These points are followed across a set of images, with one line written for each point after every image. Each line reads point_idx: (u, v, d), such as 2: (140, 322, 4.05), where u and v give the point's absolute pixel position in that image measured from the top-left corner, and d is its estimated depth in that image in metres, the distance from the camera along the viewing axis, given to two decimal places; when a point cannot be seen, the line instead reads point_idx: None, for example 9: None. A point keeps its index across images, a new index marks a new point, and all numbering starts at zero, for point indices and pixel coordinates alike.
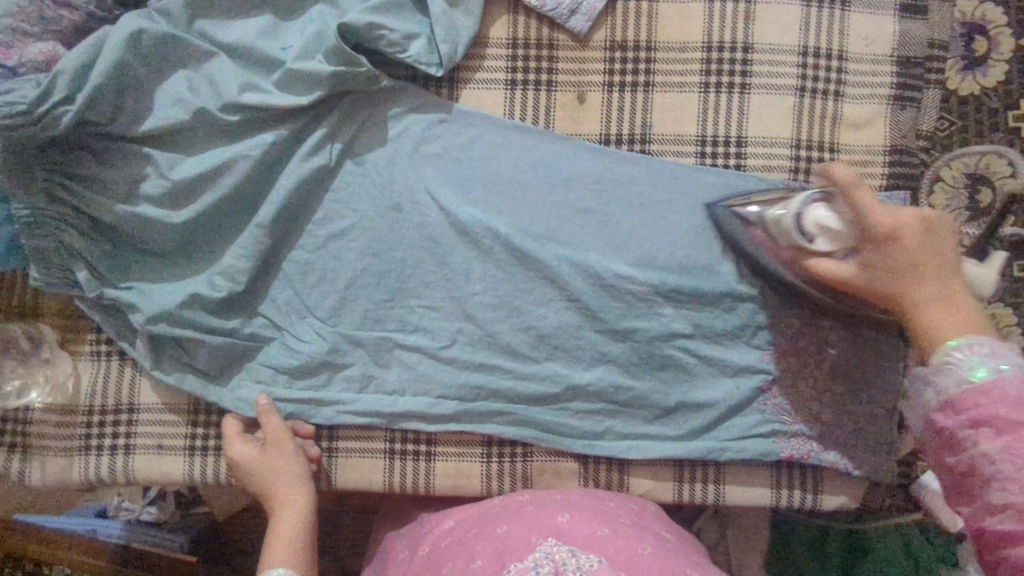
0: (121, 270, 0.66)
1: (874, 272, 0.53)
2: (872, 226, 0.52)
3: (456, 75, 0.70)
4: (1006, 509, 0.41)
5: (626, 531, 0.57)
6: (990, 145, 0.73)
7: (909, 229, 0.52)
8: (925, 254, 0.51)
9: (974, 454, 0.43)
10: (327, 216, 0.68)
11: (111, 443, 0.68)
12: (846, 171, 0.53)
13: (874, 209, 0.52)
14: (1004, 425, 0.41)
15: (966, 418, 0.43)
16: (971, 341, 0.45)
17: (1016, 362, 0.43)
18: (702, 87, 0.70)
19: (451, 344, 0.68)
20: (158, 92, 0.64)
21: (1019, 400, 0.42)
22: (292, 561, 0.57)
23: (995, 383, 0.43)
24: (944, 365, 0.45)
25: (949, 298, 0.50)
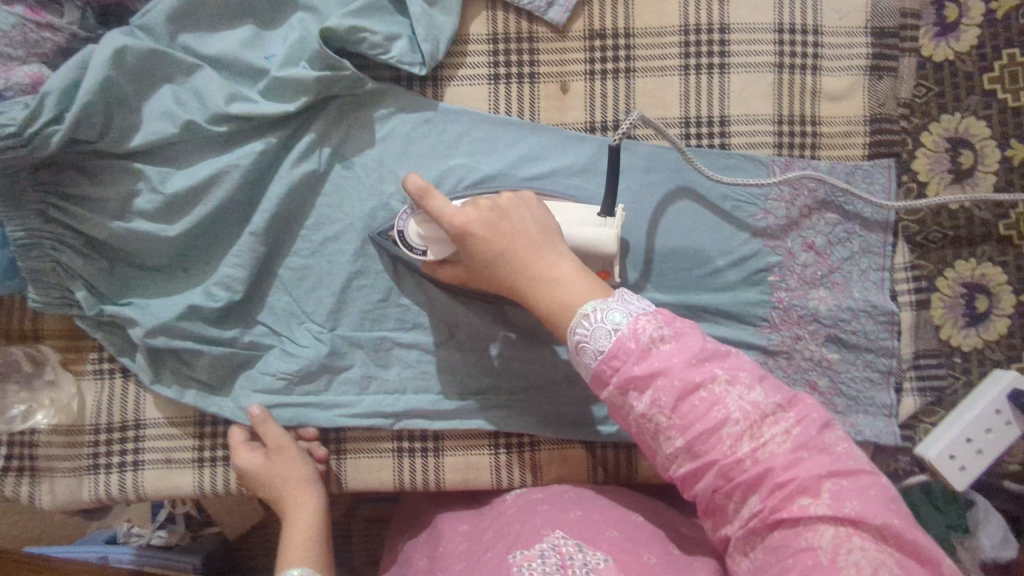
0: (120, 287, 0.66)
1: (476, 268, 0.56)
2: (447, 227, 0.55)
3: (439, 73, 0.71)
4: (679, 454, 0.45)
5: (633, 526, 0.58)
6: (967, 109, 0.74)
7: (475, 224, 0.54)
8: (502, 243, 0.54)
9: (636, 414, 0.46)
10: (319, 221, 0.69)
11: (120, 460, 0.68)
12: (414, 180, 0.55)
13: (443, 213, 0.55)
14: (643, 380, 0.45)
15: (616, 387, 0.46)
16: (596, 302, 0.48)
17: (625, 312, 0.47)
18: (682, 70, 0.71)
19: (450, 339, 0.69)
20: (145, 107, 0.64)
21: (640, 353, 0.45)
22: (307, 558, 0.57)
23: (617, 344, 0.46)
24: (579, 346, 0.47)
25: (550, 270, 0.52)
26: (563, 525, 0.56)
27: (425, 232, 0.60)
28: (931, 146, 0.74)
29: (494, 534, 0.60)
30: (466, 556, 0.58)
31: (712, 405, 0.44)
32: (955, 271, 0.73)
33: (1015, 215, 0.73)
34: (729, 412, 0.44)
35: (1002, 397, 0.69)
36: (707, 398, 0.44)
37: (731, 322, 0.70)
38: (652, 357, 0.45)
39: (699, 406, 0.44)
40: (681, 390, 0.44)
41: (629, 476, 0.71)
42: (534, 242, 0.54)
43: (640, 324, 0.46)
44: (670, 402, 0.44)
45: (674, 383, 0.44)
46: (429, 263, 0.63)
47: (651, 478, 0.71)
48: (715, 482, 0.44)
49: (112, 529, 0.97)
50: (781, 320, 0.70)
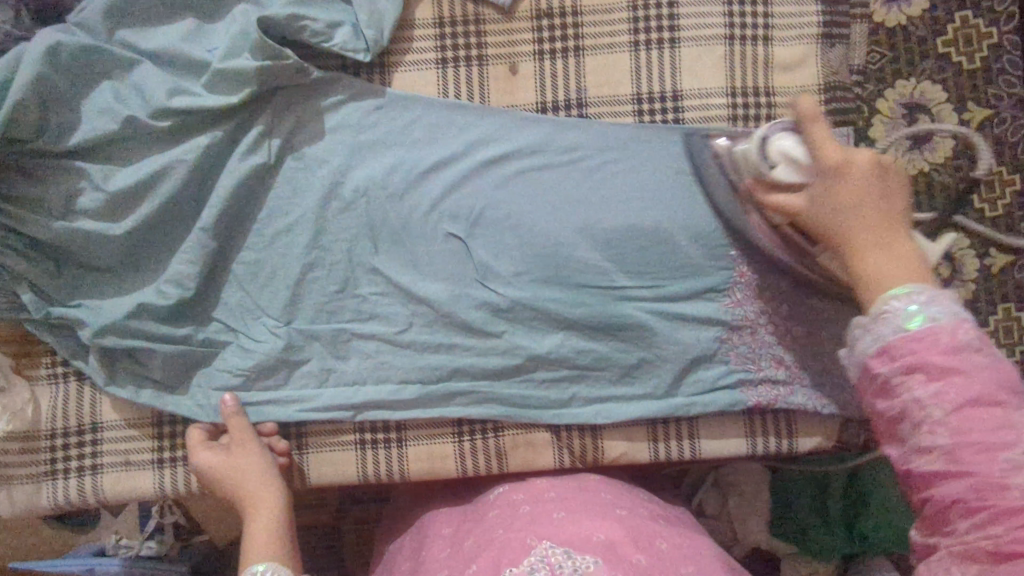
0: (69, 289, 0.65)
1: (824, 203, 0.57)
2: (829, 157, 0.57)
3: (386, 59, 0.70)
4: (933, 452, 0.43)
5: (620, 524, 0.57)
6: (922, 74, 0.73)
7: (859, 162, 0.56)
8: (874, 195, 0.56)
9: (906, 400, 0.44)
10: (270, 214, 0.68)
11: (78, 464, 0.68)
12: (808, 104, 0.57)
13: (829, 141, 0.57)
14: (937, 371, 0.43)
15: (899, 365, 0.45)
16: (915, 288, 0.48)
17: (947, 310, 0.45)
18: (632, 45, 0.70)
19: (408, 328, 0.68)
20: (84, 105, 0.63)
21: (950, 347, 0.44)
22: (274, 558, 0.57)
23: (929, 331, 0.45)
24: (885, 314, 0.47)
25: (887, 242, 0.54)
26: (550, 533, 0.54)
27: (788, 155, 0.59)
28: (887, 113, 0.74)
29: (479, 541, 0.58)
30: (455, 564, 0.56)
31: (1008, 427, 0.41)
32: None
33: (975, 178, 0.73)
34: (1019, 440, 0.41)
35: None
36: (998, 416, 0.41)
37: (695, 299, 0.69)
38: (960, 356, 0.43)
39: (985, 419, 0.41)
40: (976, 397, 0.42)
41: (596, 458, 0.70)
42: (888, 212, 0.55)
43: (961, 325, 0.44)
44: (955, 401, 0.42)
45: (975, 387, 0.42)
46: (764, 187, 0.63)
47: (618, 459, 0.70)
48: (960, 491, 0.41)
49: (101, 542, 0.94)
50: (744, 296, 0.69)
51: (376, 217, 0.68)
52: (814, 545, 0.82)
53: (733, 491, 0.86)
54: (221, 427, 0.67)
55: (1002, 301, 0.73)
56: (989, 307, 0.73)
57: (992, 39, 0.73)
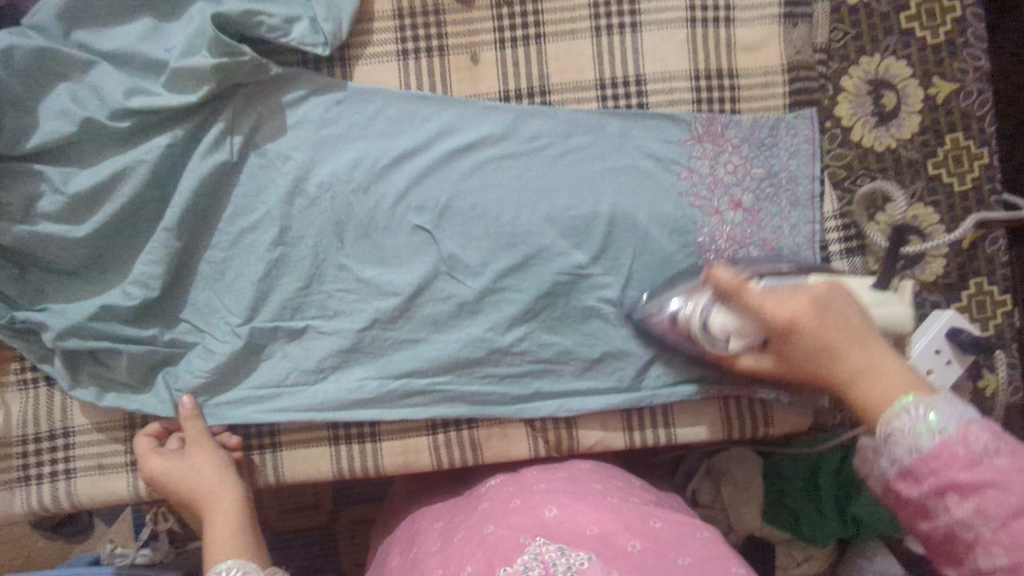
0: (33, 293, 0.66)
1: (794, 363, 0.53)
2: (771, 320, 0.53)
3: (346, 53, 0.70)
4: (998, 573, 0.37)
5: (611, 516, 0.54)
6: (887, 50, 0.73)
7: (802, 310, 0.52)
8: (834, 332, 0.50)
9: (948, 521, 0.39)
10: (234, 213, 0.68)
11: (51, 469, 0.67)
12: (726, 275, 0.57)
13: (762, 304, 0.54)
14: (968, 486, 0.38)
15: (929, 487, 0.40)
16: (914, 399, 0.43)
17: (952, 414, 0.40)
18: (593, 31, 0.70)
19: (371, 325, 0.67)
20: (41, 108, 0.63)
21: (973, 459, 0.39)
22: (240, 551, 0.56)
23: (943, 446, 0.40)
24: (892, 437, 0.42)
25: (874, 368, 0.48)
26: (543, 530, 0.51)
27: (728, 325, 0.59)
28: (852, 90, 0.74)
29: (464, 541, 0.54)
30: (444, 563, 0.53)
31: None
32: (887, 214, 0.73)
33: (943, 152, 0.73)
34: None
35: (941, 336, 0.68)
36: None
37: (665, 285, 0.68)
38: (982, 466, 0.38)
39: None
40: (1019, 509, 0.37)
41: (572, 447, 0.69)
42: (860, 331, 0.50)
43: (972, 431, 0.39)
44: (1001, 517, 0.37)
45: (1011, 499, 0.37)
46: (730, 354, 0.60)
47: (593, 447, 0.70)
48: None
49: (95, 551, 0.93)
50: None
51: (341, 211, 0.68)
52: (808, 532, 0.81)
53: (725, 478, 0.85)
54: (170, 428, 0.66)
55: (974, 275, 0.73)
56: (961, 281, 0.73)
57: (956, 12, 0.73)
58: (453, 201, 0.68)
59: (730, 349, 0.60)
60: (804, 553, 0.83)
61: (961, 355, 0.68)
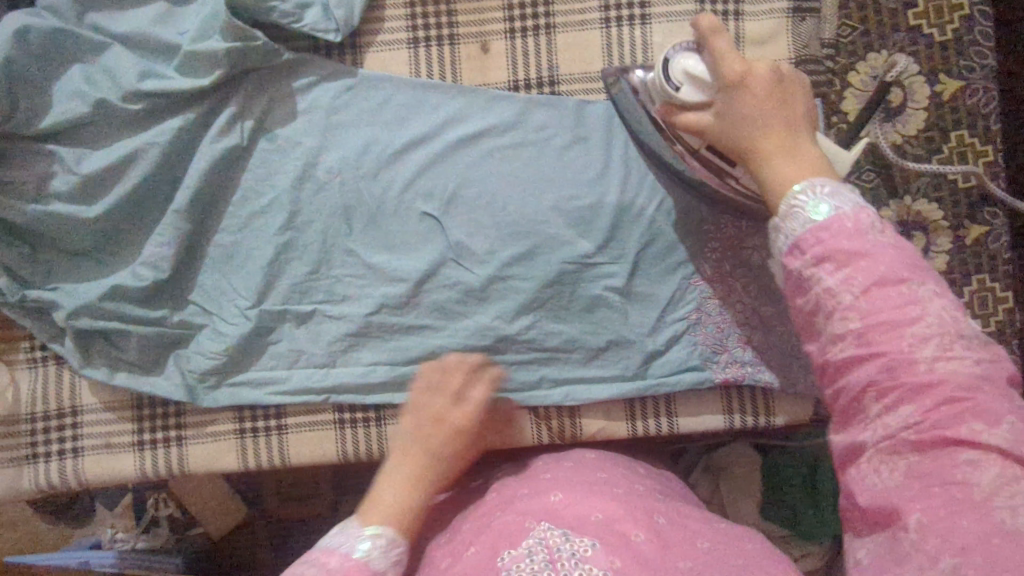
0: (44, 273, 0.66)
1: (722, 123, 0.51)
2: (726, 71, 0.51)
3: (357, 40, 0.71)
4: (846, 339, 0.37)
5: (618, 503, 0.54)
6: (895, 46, 0.75)
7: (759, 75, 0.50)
8: (774, 106, 0.49)
9: (818, 290, 0.39)
10: (244, 197, 0.68)
11: (59, 448, 0.68)
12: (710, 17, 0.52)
13: (728, 53, 0.51)
14: (847, 255, 0.38)
15: (811, 256, 0.39)
16: (816, 181, 0.42)
17: (846, 198, 0.40)
18: (603, 23, 0.71)
19: (378, 310, 0.68)
20: (55, 88, 0.64)
21: (856, 232, 0.39)
22: (390, 510, 0.52)
23: (834, 219, 0.39)
24: (792, 211, 0.42)
25: (793, 148, 0.47)
26: (548, 515, 0.52)
27: (693, 71, 0.54)
28: (858, 85, 0.75)
29: (472, 527, 0.55)
30: (452, 550, 0.53)
31: (915, 303, 0.36)
32: (891, 209, 0.74)
33: (948, 149, 0.74)
34: (930, 316, 0.36)
35: None
36: (907, 296, 0.36)
37: (669, 276, 0.69)
38: (865, 239, 0.38)
39: (895, 298, 0.36)
40: (883, 278, 0.37)
41: (575, 435, 0.70)
42: (796, 118, 0.49)
43: (861, 213, 0.39)
44: (864, 284, 0.37)
45: (879, 267, 0.37)
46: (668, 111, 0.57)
47: (596, 435, 0.70)
48: (871, 375, 0.37)
49: (98, 535, 0.94)
50: (715, 273, 0.69)
51: (349, 197, 0.68)
52: (804, 527, 0.82)
53: (723, 474, 0.86)
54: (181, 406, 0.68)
55: (976, 272, 0.74)
56: (964, 277, 0.74)
57: (963, 10, 0.74)
58: (461, 189, 0.69)
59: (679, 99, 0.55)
60: (802, 549, 0.83)
61: None
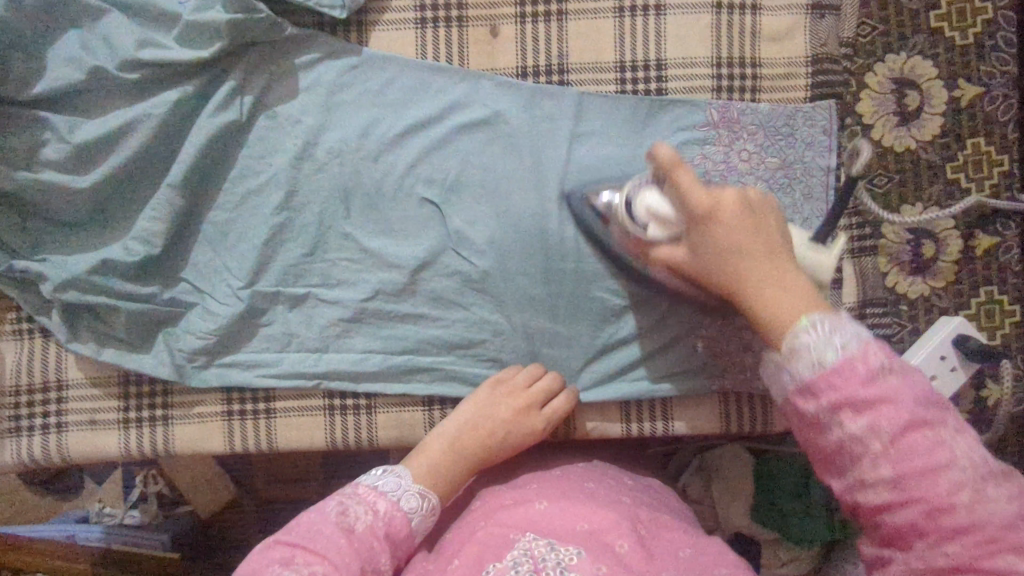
0: (33, 243, 0.65)
1: (700, 259, 0.51)
2: (692, 207, 0.50)
3: (363, 17, 0.69)
4: (878, 482, 0.38)
5: (603, 513, 0.53)
6: (914, 48, 0.73)
7: (726, 206, 0.50)
8: (746, 236, 0.49)
9: (841, 435, 0.39)
10: (240, 174, 0.67)
11: (43, 422, 0.67)
12: (667, 150, 0.50)
13: (692, 188, 0.50)
14: (865, 403, 0.38)
15: (826, 401, 0.40)
16: (818, 321, 0.42)
17: (850, 333, 0.40)
18: (616, 12, 0.69)
19: (374, 296, 0.67)
20: (50, 54, 0.62)
21: (871, 374, 0.39)
22: (430, 474, 0.58)
23: (844, 362, 0.39)
24: (797, 352, 0.41)
25: (776, 277, 0.48)
26: (533, 526, 0.51)
27: (657, 209, 0.53)
28: (875, 87, 0.73)
29: (457, 536, 0.54)
30: (437, 557, 0.53)
31: (943, 446, 0.37)
32: (902, 216, 0.72)
33: (963, 156, 0.72)
34: (957, 457, 0.36)
35: (947, 343, 0.67)
36: (932, 437, 0.37)
37: None
38: (881, 383, 0.38)
39: (923, 443, 0.37)
40: (910, 423, 0.37)
41: (568, 433, 0.69)
42: (772, 246, 0.49)
43: (871, 349, 0.39)
44: (892, 431, 0.37)
45: (903, 414, 0.37)
46: (641, 245, 0.57)
47: (590, 433, 0.69)
48: (912, 517, 0.37)
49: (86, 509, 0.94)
50: None
51: (348, 180, 0.67)
52: (795, 533, 0.80)
53: (716, 476, 0.85)
54: (168, 386, 0.67)
55: (984, 284, 0.72)
56: (973, 290, 0.72)
57: (987, 14, 0.72)
58: (464, 177, 0.67)
59: (649, 237, 0.55)
60: (790, 554, 0.82)
61: (967, 363, 0.67)
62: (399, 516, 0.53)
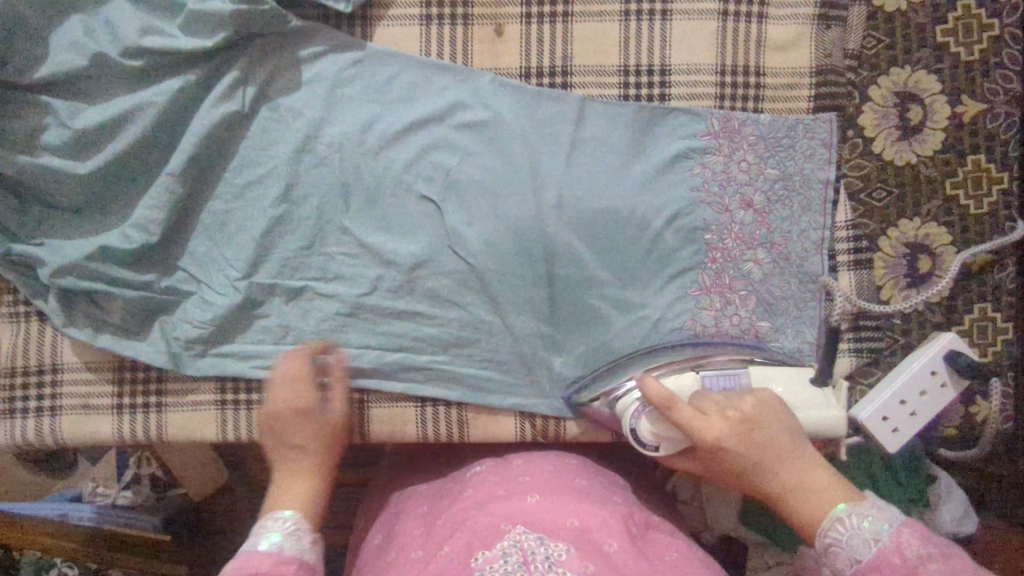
0: (32, 226, 0.65)
1: (722, 475, 0.54)
2: (696, 442, 0.54)
3: (369, 12, 0.69)
4: None
5: (593, 510, 0.54)
6: (919, 62, 0.73)
7: (725, 434, 0.53)
8: (757, 456, 0.52)
9: None
10: (241, 165, 0.67)
11: (37, 405, 0.67)
12: (655, 389, 0.55)
13: (691, 425, 0.54)
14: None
15: None
16: (848, 510, 0.46)
17: (881, 523, 0.45)
18: (622, 15, 0.69)
19: (371, 292, 0.67)
20: (53, 38, 0.63)
21: (908, 565, 0.42)
22: (304, 508, 0.54)
23: (880, 556, 0.43)
24: (832, 553, 0.46)
25: (797, 483, 0.50)
26: (524, 518, 0.51)
27: (658, 432, 0.58)
28: (879, 100, 0.73)
29: (448, 524, 0.55)
30: (426, 544, 0.54)
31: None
32: (898, 230, 0.73)
33: (962, 172, 0.73)
34: None
35: (938, 359, 0.67)
36: None
37: (665, 280, 0.68)
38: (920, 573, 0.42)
39: None
40: None
41: (559, 434, 0.68)
42: (782, 452, 0.52)
43: (903, 540, 0.43)
44: None
45: None
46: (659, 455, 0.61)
47: (580, 437, 0.68)
48: None
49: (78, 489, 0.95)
50: (714, 282, 0.67)
51: (347, 176, 0.67)
52: (781, 538, 0.81)
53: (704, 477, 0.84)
54: (161, 374, 0.67)
55: (979, 300, 0.72)
56: (966, 306, 0.72)
57: (994, 30, 0.72)
58: (464, 176, 0.67)
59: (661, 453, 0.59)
60: (776, 558, 0.82)
61: (958, 379, 0.67)
62: (259, 556, 0.48)
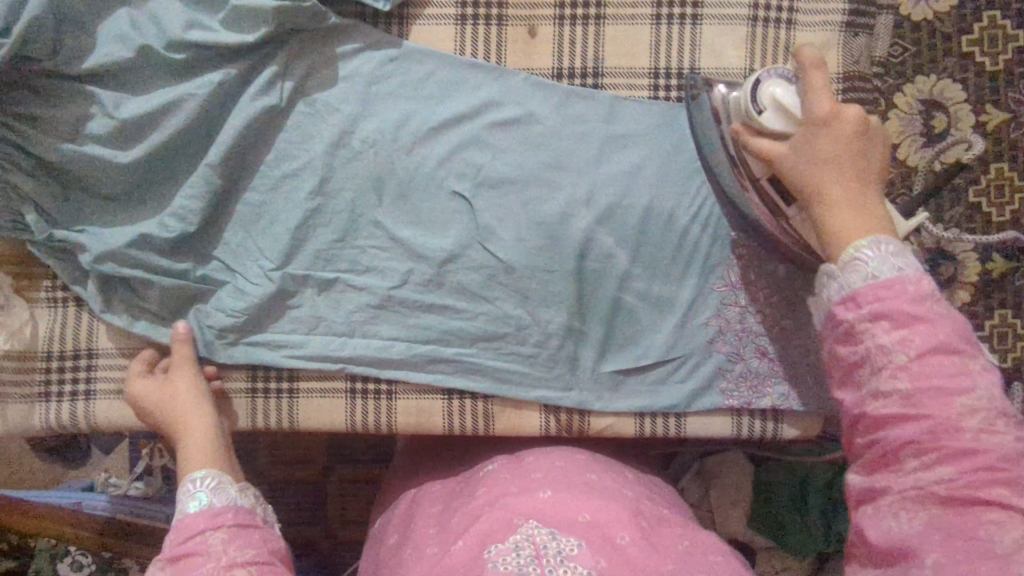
0: (72, 214, 0.66)
1: (800, 154, 0.54)
2: (819, 106, 0.53)
3: (405, 11, 0.70)
4: (892, 397, 0.42)
5: (605, 504, 0.55)
6: (945, 70, 0.77)
7: (848, 116, 0.52)
8: (854, 155, 0.52)
9: (870, 345, 0.43)
10: (277, 157, 0.68)
11: (72, 389, 0.69)
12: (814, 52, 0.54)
13: (823, 91, 0.53)
14: (903, 317, 0.43)
15: (866, 312, 0.44)
16: (880, 242, 0.47)
17: (909, 261, 0.45)
18: (653, 19, 0.70)
19: (402, 284, 0.68)
20: (100, 29, 0.64)
21: (917, 296, 0.43)
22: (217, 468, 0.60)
23: (898, 279, 0.44)
24: (854, 264, 0.46)
25: (861, 201, 0.51)
26: (536, 513, 0.52)
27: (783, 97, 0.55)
28: (905, 107, 0.78)
29: (466, 518, 0.56)
30: (442, 540, 0.54)
31: (963, 372, 0.41)
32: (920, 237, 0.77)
33: (986, 180, 0.77)
34: (975, 386, 0.41)
35: None
36: (958, 365, 0.41)
37: (690, 277, 0.69)
38: (925, 306, 0.43)
39: (947, 366, 0.41)
40: (940, 346, 0.41)
41: (582, 429, 0.69)
42: (870, 172, 0.52)
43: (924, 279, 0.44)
44: (919, 350, 0.41)
45: (936, 335, 0.41)
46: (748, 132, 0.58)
47: (603, 431, 0.70)
48: (914, 433, 0.41)
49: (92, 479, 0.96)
50: (739, 281, 0.69)
51: (381, 170, 0.68)
52: (791, 542, 0.82)
53: (713, 480, 0.86)
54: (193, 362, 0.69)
55: (999, 307, 0.76)
56: (986, 311, 0.76)
57: (1019, 41, 0.76)
58: (496, 172, 0.68)
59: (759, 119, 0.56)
60: (782, 562, 0.84)
61: None
62: (192, 517, 0.53)
